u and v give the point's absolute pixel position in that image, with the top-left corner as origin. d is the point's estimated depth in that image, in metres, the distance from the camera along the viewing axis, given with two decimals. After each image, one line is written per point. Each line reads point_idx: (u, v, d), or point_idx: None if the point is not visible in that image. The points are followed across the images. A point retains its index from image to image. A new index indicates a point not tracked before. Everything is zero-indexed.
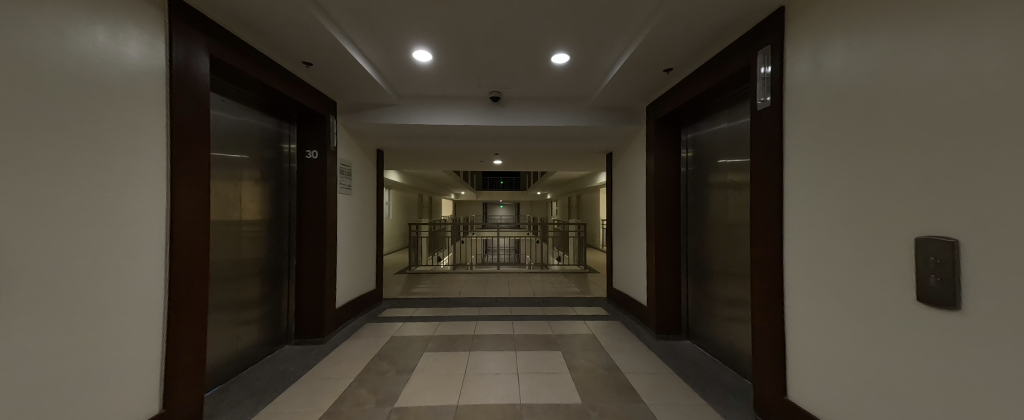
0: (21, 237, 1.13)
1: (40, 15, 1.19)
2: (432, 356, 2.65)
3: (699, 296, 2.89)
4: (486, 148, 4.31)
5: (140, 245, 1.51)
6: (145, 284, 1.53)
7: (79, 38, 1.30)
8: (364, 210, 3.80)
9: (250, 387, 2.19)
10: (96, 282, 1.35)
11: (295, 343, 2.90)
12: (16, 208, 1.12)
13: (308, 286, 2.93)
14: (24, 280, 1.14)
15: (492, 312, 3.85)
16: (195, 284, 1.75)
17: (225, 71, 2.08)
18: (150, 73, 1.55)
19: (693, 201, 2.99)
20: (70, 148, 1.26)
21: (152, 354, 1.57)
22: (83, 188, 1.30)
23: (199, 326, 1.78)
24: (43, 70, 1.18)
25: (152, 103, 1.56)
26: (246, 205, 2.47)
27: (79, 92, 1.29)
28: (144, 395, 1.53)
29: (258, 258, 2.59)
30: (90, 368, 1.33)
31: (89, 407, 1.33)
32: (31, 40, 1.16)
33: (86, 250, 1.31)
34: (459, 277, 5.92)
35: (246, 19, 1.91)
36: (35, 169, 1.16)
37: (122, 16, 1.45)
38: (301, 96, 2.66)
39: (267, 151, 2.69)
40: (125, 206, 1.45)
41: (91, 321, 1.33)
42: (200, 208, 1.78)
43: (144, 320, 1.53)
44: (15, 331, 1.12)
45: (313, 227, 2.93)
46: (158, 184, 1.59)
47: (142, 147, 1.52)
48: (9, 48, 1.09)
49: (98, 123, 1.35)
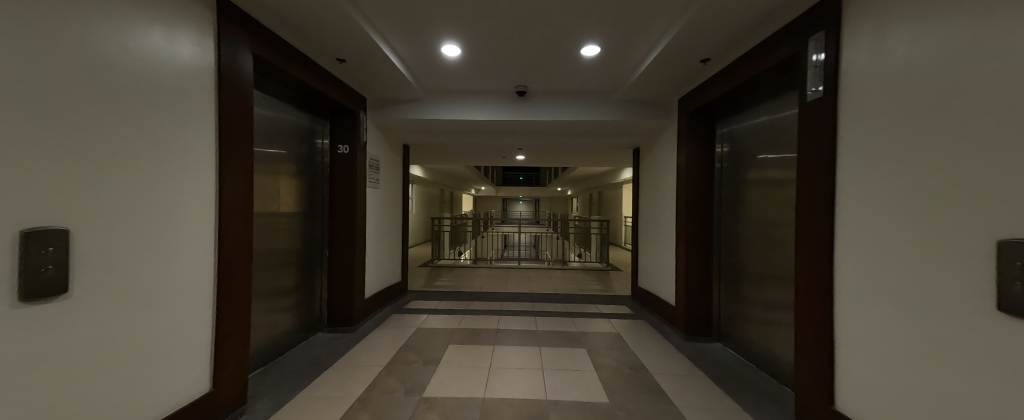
0: (80, 221, 1.19)
1: (107, 20, 1.27)
2: (458, 348, 2.69)
3: (733, 296, 2.78)
4: (509, 143, 4.29)
5: (189, 233, 1.59)
6: (194, 270, 1.62)
7: (133, 30, 1.36)
8: (390, 204, 3.89)
9: (287, 371, 2.30)
10: (153, 270, 1.44)
11: (326, 331, 3.02)
12: (88, 201, 1.22)
13: (339, 276, 3.04)
14: (91, 263, 1.23)
15: (515, 307, 3.87)
16: (239, 273, 1.84)
17: (266, 68, 2.15)
18: (201, 71, 1.64)
19: (727, 197, 2.87)
20: (129, 145, 1.35)
21: (200, 338, 1.66)
22: (142, 183, 1.39)
23: (241, 312, 1.87)
24: (109, 72, 1.27)
25: (201, 100, 1.64)
26: (284, 197, 2.58)
27: (139, 92, 1.38)
28: (193, 376, 1.63)
29: (293, 248, 2.70)
30: (139, 351, 1.40)
31: (148, 385, 1.44)
32: (98, 38, 1.24)
33: (139, 234, 1.39)
34: (480, 272, 5.97)
35: (285, 16, 1.96)
36: (104, 166, 1.26)
37: (176, 17, 1.52)
38: (334, 93, 2.73)
39: (302, 146, 2.79)
40: (173, 193, 1.52)
41: (148, 305, 1.42)
42: (245, 200, 1.87)
43: (195, 305, 1.63)
44: (77, 311, 1.19)
45: (343, 220, 3.02)
46: (207, 174, 1.67)
47: (191, 139, 1.59)
48: (77, 47, 1.18)
49: (154, 122, 1.44)
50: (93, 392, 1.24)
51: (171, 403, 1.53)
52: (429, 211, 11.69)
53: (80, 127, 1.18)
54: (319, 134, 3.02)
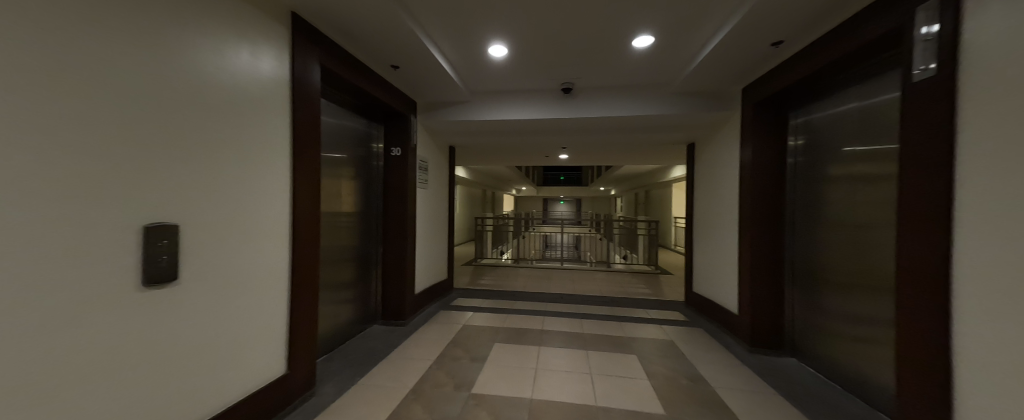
0: (185, 217, 1.38)
1: (207, 42, 1.46)
2: (503, 347, 2.71)
3: (809, 307, 2.47)
4: (553, 141, 4.24)
5: (269, 230, 1.77)
6: (273, 263, 1.81)
7: (226, 48, 1.54)
8: (438, 203, 4.04)
9: (348, 359, 2.48)
10: (241, 261, 1.63)
11: (381, 323, 3.21)
12: (191, 200, 1.40)
13: (392, 272, 3.21)
14: (194, 253, 1.42)
15: (559, 308, 3.81)
16: (307, 267, 2.02)
17: (330, 78, 2.34)
18: (279, 82, 1.82)
19: (802, 196, 2.56)
20: (223, 151, 1.53)
21: (277, 325, 1.84)
22: (233, 184, 1.58)
23: (309, 303, 2.04)
24: (207, 87, 1.46)
25: (279, 109, 1.82)
26: (345, 198, 2.79)
27: (231, 103, 1.56)
28: (272, 359, 1.81)
29: (352, 245, 2.90)
30: (229, 334, 1.58)
31: (237, 365, 1.62)
32: (199, 57, 1.43)
33: (230, 229, 1.57)
34: (521, 271, 5.99)
35: (347, 28, 2.11)
36: (202, 169, 1.44)
37: (259, 35, 1.70)
38: (388, 99, 2.90)
39: (360, 150, 3.00)
40: (256, 194, 1.70)
41: (237, 293, 1.61)
42: (312, 200, 2.04)
43: (273, 295, 1.81)
44: (183, 295, 1.38)
45: (396, 219, 3.19)
46: (283, 176, 1.85)
47: (271, 145, 1.78)
48: (183, 66, 1.37)
49: (243, 130, 1.62)
50: (195, 367, 1.43)
51: (256, 380, 1.72)
52: (472, 210, 12.02)
53: (185, 136, 1.37)
54: (375, 138, 3.22)
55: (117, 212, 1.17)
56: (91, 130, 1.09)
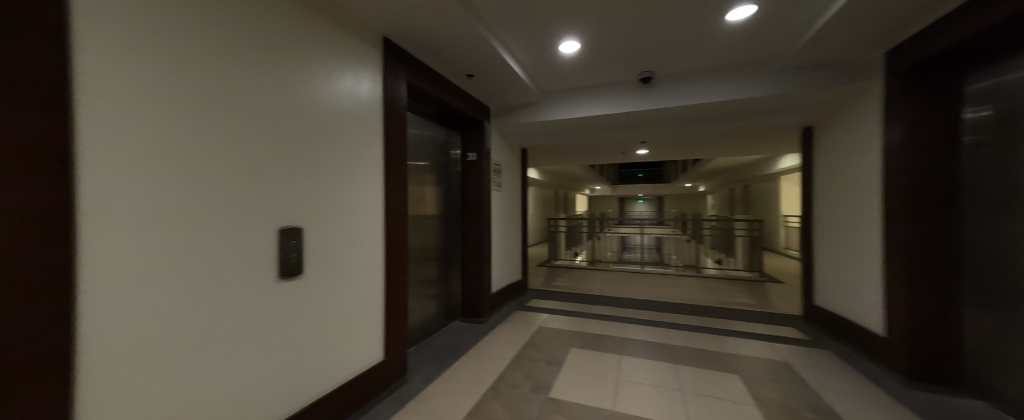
0: (308, 222, 1.71)
1: (323, 77, 1.78)
2: (580, 353, 2.61)
3: (1009, 339, 1.78)
4: (630, 136, 3.96)
5: (367, 232, 2.08)
6: (370, 261, 2.11)
7: (335, 80, 1.86)
8: (512, 205, 4.14)
9: (434, 352, 2.70)
10: (347, 259, 1.94)
11: (462, 320, 3.42)
12: (312, 208, 1.73)
13: (471, 272, 3.39)
14: (315, 252, 1.74)
15: (640, 315, 3.53)
16: (396, 264, 2.30)
17: (416, 93, 2.62)
18: (373, 104, 2.12)
19: (984, 187, 1.88)
20: (333, 167, 1.85)
21: (374, 316, 2.13)
22: (340, 195, 1.90)
23: (398, 297, 2.32)
24: (322, 114, 1.78)
25: (374, 127, 2.12)
26: (429, 202, 3.05)
27: (339, 126, 1.88)
28: (371, 347, 2.10)
29: (436, 245, 3.16)
30: (339, 321, 1.89)
31: (346, 349, 1.93)
32: (317, 91, 1.75)
33: (340, 232, 1.88)
34: (597, 274, 5.74)
35: (428, 45, 2.31)
36: (319, 182, 1.77)
37: (360, 63, 2.01)
38: (464, 106, 3.07)
39: (441, 157, 3.25)
40: (356, 202, 2.01)
41: (344, 287, 1.92)
42: (397, 206, 2.34)
43: (371, 289, 2.11)
44: (308, 285, 1.71)
45: (473, 221, 3.37)
46: (376, 186, 2.15)
47: (369, 160, 2.09)
48: (306, 100, 1.69)
49: (347, 148, 1.93)
50: (316, 347, 1.75)
51: (362, 360, 2.03)
52: (545, 211, 12.06)
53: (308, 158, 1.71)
54: (454, 145, 3.44)
55: (264, 219, 1.50)
56: (249, 159, 1.44)
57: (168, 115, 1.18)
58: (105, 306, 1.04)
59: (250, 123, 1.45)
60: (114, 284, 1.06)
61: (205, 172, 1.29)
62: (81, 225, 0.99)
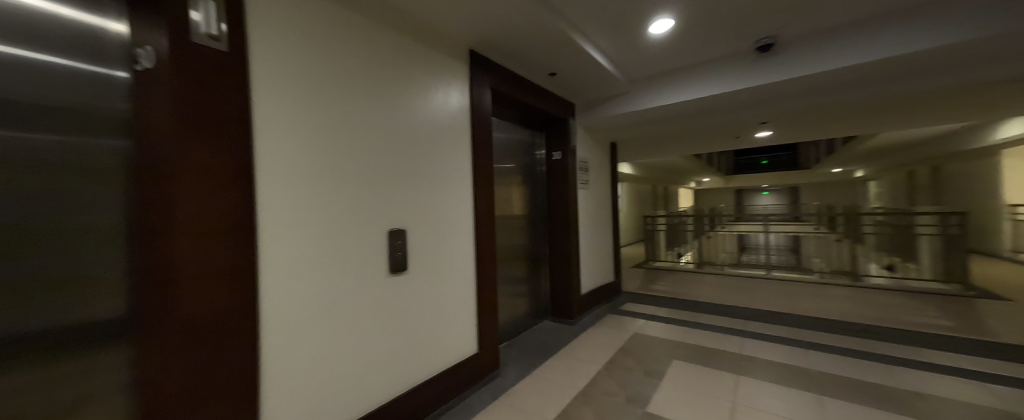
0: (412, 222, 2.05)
1: (421, 98, 2.11)
2: (683, 366, 2.32)
3: None
4: (743, 117, 3.34)
5: (458, 232, 2.36)
6: (462, 258, 2.38)
7: (431, 99, 2.17)
8: (600, 203, 3.96)
9: (525, 349, 2.78)
10: (444, 255, 2.24)
11: (552, 319, 3.44)
12: (415, 211, 2.07)
13: (559, 272, 3.38)
14: (418, 248, 2.08)
15: (765, 330, 2.93)
16: (484, 260, 2.54)
17: (500, 97, 2.78)
18: (461, 116, 2.39)
19: None
20: (430, 175, 2.17)
21: (467, 311, 2.37)
22: (437, 200, 2.21)
23: (487, 292, 2.54)
24: (421, 131, 2.12)
25: (462, 137, 2.40)
26: (516, 203, 3.16)
27: (434, 140, 2.20)
28: (466, 340, 2.32)
29: (524, 245, 3.25)
30: (440, 311, 2.18)
31: (446, 338, 2.19)
32: (417, 111, 2.09)
33: (437, 231, 2.20)
34: (705, 279, 5.02)
35: (510, 50, 2.43)
36: (420, 188, 2.10)
37: (450, 80, 2.30)
38: (547, 106, 3.09)
39: (527, 159, 3.32)
40: (449, 207, 2.30)
41: (442, 280, 2.22)
42: (483, 207, 2.58)
43: (464, 285, 2.37)
44: (414, 276, 2.04)
45: (560, 220, 3.36)
46: (465, 190, 2.43)
47: (459, 172, 2.37)
48: (409, 120, 2.04)
49: (441, 158, 2.24)
50: (422, 332, 2.05)
51: (458, 351, 2.25)
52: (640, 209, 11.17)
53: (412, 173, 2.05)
54: (538, 146, 3.49)
55: (382, 219, 1.88)
56: (370, 172, 1.81)
57: (321, 148, 1.59)
58: (288, 289, 1.44)
59: (373, 146, 1.83)
60: (294, 272, 1.46)
61: (343, 190, 1.68)
62: (272, 230, 1.40)
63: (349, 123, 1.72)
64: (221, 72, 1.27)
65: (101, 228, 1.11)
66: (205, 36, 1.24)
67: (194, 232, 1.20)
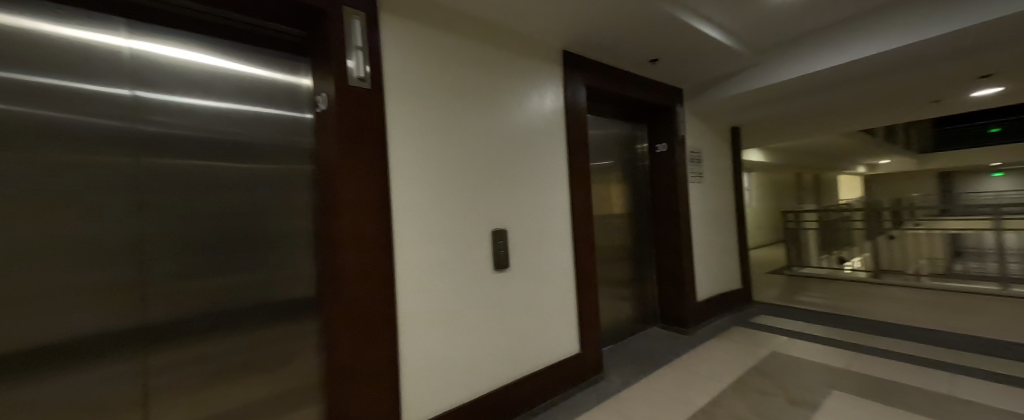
0: (512, 221, 2.25)
1: (516, 106, 2.33)
2: (848, 399, 1.81)
3: None
4: (933, 64, 2.55)
5: (555, 232, 2.42)
6: (560, 258, 2.42)
7: (524, 104, 2.36)
8: (717, 197, 3.49)
9: (631, 356, 2.61)
10: (543, 253, 2.34)
11: (662, 326, 3.13)
12: (514, 211, 2.27)
13: (668, 275, 3.09)
14: (517, 243, 2.24)
15: (999, 370, 2.06)
16: (584, 260, 2.53)
17: (596, 94, 2.78)
18: (553, 117, 2.50)
19: None
20: (526, 176, 2.34)
21: (567, 310, 2.40)
22: (533, 201, 2.35)
23: (588, 294, 2.51)
24: (516, 135, 2.32)
25: (556, 138, 2.50)
26: (615, 201, 3.01)
27: (528, 144, 2.37)
28: (567, 339, 2.36)
29: (626, 245, 3.06)
30: (539, 308, 2.27)
31: (545, 336, 2.27)
32: (511, 119, 2.30)
33: (535, 230, 2.33)
34: (885, 296, 3.84)
35: (606, 42, 2.43)
36: (517, 190, 2.29)
37: (543, 85, 2.46)
38: (649, 96, 2.95)
39: (627, 155, 3.15)
40: (546, 207, 2.41)
41: (542, 278, 2.31)
42: (582, 206, 2.58)
43: (563, 284, 2.41)
44: (514, 271, 2.21)
45: (668, 218, 3.09)
46: (561, 189, 2.49)
47: (554, 179, 2.47)
48: (506, 128, 2.27)
49: (535, 159, 2.39)
50: (523, 326, 2.19)
51: (558, 353, 2.31)
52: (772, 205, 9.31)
53: (509, 184, 2.26)
54: (640, 139, 3.29)
55: (486, 218, 2.14)
56: (475, 177, 2.11)
57: (437, 158, 1.97)
58: (414, 285, 1.82)
59: (476, 153, 2.13)
60: (417, 273, 1.84)
61: (453, 193, 2.01)
62: (402, 237, 1.81)
63: (459, 136, 2.07)
64: (369, 108, 1.73)
65: (298, 209, 1.78)
66: (358, 79, 1.70)
67: (359, 225, 1.66)
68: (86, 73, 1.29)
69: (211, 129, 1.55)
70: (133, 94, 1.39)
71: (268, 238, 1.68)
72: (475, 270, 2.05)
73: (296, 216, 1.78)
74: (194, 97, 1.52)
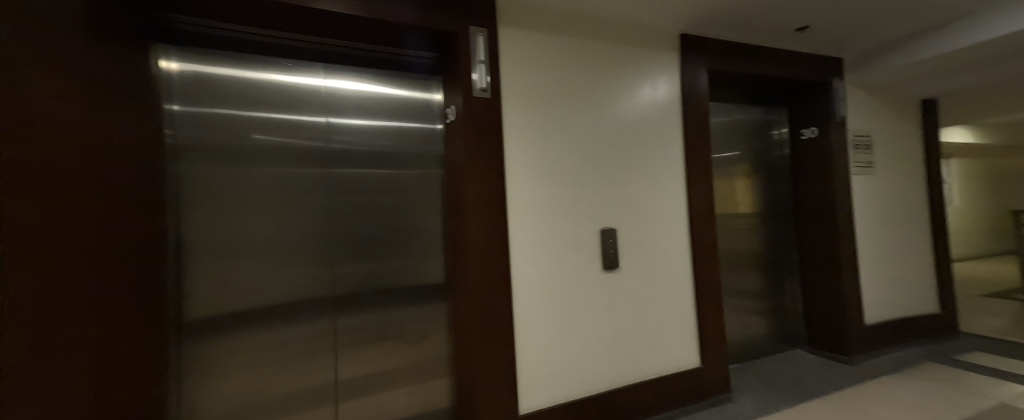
0: (623, 220, 2.17)
1: (626, 97, 2.23)
2: None
3: None
4: None
5: (671, 231, 2.25)
6: (678, 260, 2.24)
7: (635, 94, 2.25)
8: (894, 191, 2.76)
9: (768, 381, 2.30)
10: (658, 253, 2.21)
11: (809, 350, 2.72)
12: (626, 209, 2.18)
13: (819, 285, 2.64)
14: (630, 242, 2.16)
15: None
16: (707, 264, 2.28)
17: (721, 77, 2.50)
18: (669, 104, 2.31)
19: None
20: (637, 169, 2.22)
21: (686, 318, 2.21)
22: (646, 197, 2.22)
23: (713, 304, 2.26)
24: (626, 128, 2.22)
25: (672, 127, 2.31)
26: (742, 199, 2.65)
27: (639, 136, 2.24)
28: (686, 351, 2.17)
29: (760, 250, 2.67)
30: (653, 313, 2.15)
31: (661, 343, 2.13)
32: (620, 112, 2.21)
33: (648, 228, 2.20)
34: None
35: (738, 17, 2.18)
36: (627, 187, 2.19)
37: (657, 72, 2.30)
38: (791, 71, 2.54)
39: (760, 143, 2.80)
40: (661, 205, 2.25)
41: (656, 280, 2.18)
42: (705, 203, 2.33)
43: (682, 289, 2.22)
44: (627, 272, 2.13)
45: (817, 216, 2.62)
46: (677, 184, 2.30)
47: (667, 175, 2.28)
48: (615, 123, 2.20)
49: (646, 152, 2.25)
50: (636, 330, 2.10)
51: (676, 364, 2.14)
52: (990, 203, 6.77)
53: (618, 183, 2.18)
54: (777, 123, 2.89)
55: (596, 215, 2.11)
56: (586, 174, 2.11)
57: (549, 158, 2.04)
58: (528, 280, 1.93)
59: (587, 150, 2.12)
60: (533, 266, 1.95)
61: (565, 191, 2.05)
62: (518, 233, 1.93)
63: (570, 133, 2.10)
64: (489, 114, 1.89)
65: (427, 206, 2.14)
66: (481, 90, 1.87)
67: (483, 221, 1.85)
68: (304, 110, 1.87)
69: (369, 143, 2.01)
70: (327, 120, 1.92)
71: (409, 229, 2.10)
72: (585, 271, 2.06)
73: (430, 215, 2.15)
74: (361, 119, 1.99)
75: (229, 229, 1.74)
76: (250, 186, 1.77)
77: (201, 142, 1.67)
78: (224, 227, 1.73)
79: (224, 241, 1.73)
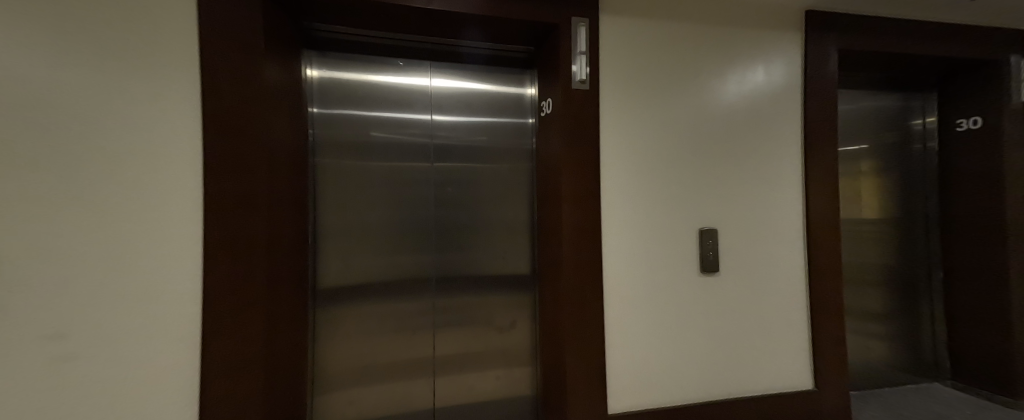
0: (727, 222, 2.00)
1: (736, 84, 2.02)
2: None
3: None
4: None
5: (783, 236, 2.03)
6: (791, 269, 2.03)
7: (747, 80, 2.02)
8: None
9: (896, 413, 2.06)
10: (767, 260, 2.01)
11: (952, 385, 2.36)
12: (732, 210, 2.01)
13: (971, 307, 2.25)
14: (734, 246, 2.00)
15: None
16: (828, 276, 2.03)
17: (855, 58, 2.15)
18: (786, 91, 2.05)
19: None
20: (745, 165, 2.02)
21: (798, 335, 2.01)
22: (755, 197, 2.02)
23: (832, 321, 2.02)
24: (735, 118, 2.02)
25: (790, 118, 2.06)
26: (868, 202, 2.38)
27: (750, 128, 2.03)
28: (797, 370, 1.99)
29: (887, 263, 2.38)
30: (760, 325, 1.99)
31: (768, 359, 1.98)
32: (728, 101, 2.01)
33: (756, 231, 2.01)
34: None
35: None
36: (733, 184, 2.01)
37: (774, 54, 2.04)
38: (950, 49, 2.10)
39: (893, 134, 2.44)
40: (773, 207, 2.03)
41: (764, 291, 2.00)
42: (829, 207, 2.05)
43: (794, 302, 2.02)
44: (731, 279, 1.98)
45: (972, 226, 2.21)
46: (794, 185, 2.06)
47: (782, 172, 2.05)
48: (722, 113, 2.00)
49: (757, 146, 2.03)
50: (740, 342, 1.96)
51: (784, 383, 1.98)
52: None
53: (723, 180, 2.01)
54: (918, 112, 2.48)
55: (698, 216, 1.98)
56: (688, 171, 1.98)
57: (649, 154, 1.94)
58: (624, 280, 1.89)
59: (690, 143, 1.98)
60: (629, 266, 1.90)
61: (666, 189, 1.95)
62: (614, 232, 1.89)
63: (672, 125, 1.96)
64: (589, 108, 1.85)
65: (517, 200, 2.17)
66: (579, 82, 1.83)
67: (581, 218, 1.83)
68: (414, 109, 2.01)
69: (469, 139, 2.09)
70: (432, 117, 2.04)
71: (501, 221, 2.16)
72: (683, 275, 1.95)
73: (522, 210, 2.19)
74: (461, 115, 2.08)
75: (352, 216, 1.94)
76: (367, 177, 1.95)
77: (335, 139, 1.90)
78: (348, 213, 1.94)
79: (348, 227, 1.94)
